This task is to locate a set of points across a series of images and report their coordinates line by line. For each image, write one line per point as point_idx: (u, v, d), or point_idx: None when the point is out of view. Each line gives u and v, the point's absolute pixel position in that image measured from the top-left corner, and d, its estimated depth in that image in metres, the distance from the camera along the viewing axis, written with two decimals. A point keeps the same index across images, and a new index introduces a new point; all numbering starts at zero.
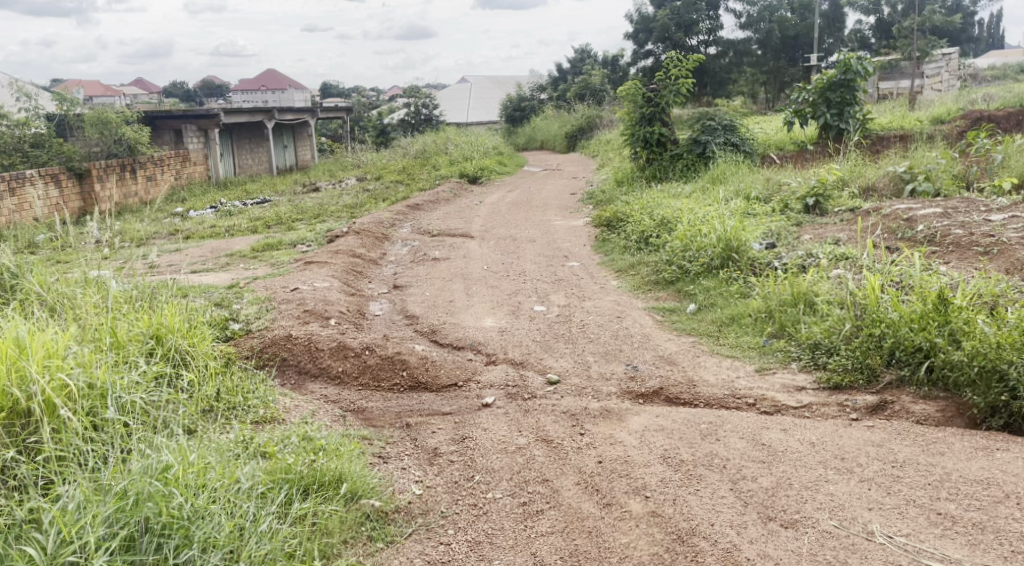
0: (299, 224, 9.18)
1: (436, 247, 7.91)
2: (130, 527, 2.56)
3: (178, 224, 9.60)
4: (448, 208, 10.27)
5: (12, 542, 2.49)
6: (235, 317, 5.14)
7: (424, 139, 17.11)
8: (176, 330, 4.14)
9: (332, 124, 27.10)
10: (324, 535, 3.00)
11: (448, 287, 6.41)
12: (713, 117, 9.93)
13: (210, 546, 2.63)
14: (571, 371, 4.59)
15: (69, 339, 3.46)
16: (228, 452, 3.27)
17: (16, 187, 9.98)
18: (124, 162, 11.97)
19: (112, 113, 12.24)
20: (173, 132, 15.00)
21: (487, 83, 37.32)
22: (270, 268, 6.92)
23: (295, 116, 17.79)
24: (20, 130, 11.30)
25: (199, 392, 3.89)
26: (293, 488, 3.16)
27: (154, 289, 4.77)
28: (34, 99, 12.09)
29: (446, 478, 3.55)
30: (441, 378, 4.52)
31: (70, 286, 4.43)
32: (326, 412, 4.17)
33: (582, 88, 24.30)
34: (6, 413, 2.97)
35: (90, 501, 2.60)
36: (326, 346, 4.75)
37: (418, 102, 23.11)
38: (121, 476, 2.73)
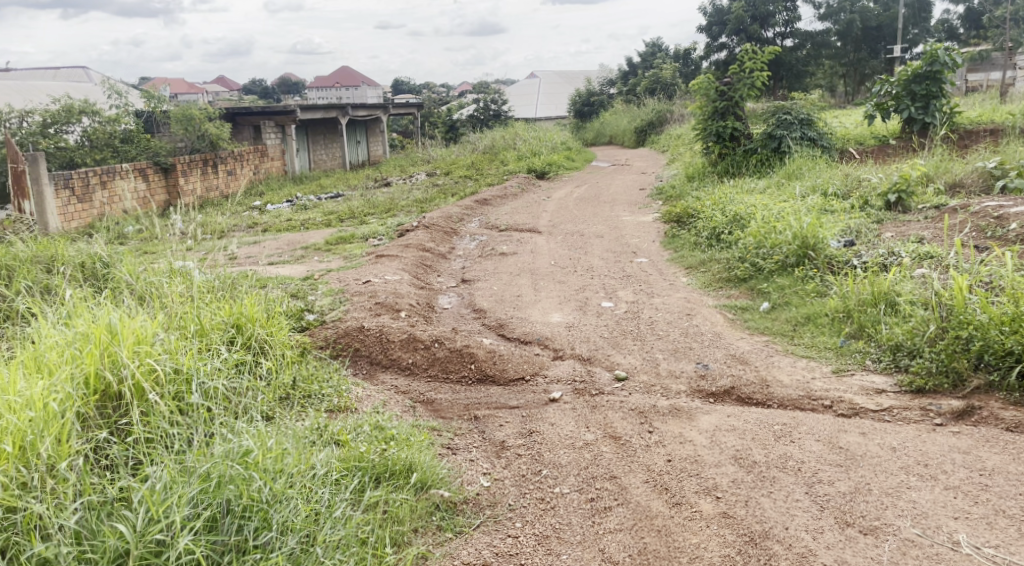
0: (370, 218, 9.37)
1: (504, 242, 7.95)
2: (212, 508, 2.65)
3: (257, 217, 9.94)
4: (516, 202, 10.32)
5: (104, 519, 2.59)
6: (310, 308, 5.29)
7: (493, 134, 17.22)
8: (255, 319, 4.28)
9: (403, 121, 27.60)
10: (394, 523, 3.06)
11: (515, 282, 6.43)
12: (790, 110, 9.66)
13: (288, 529, 2.72)
14: (639, 367, 4.55)
15: (157, 326, 3.63)
16: (304, 439, 3.38)
17: (107, 180, 10.46)
18: (206, 158, 12.40)
19: (196, 110, 12.78)
20: (252, 130, 15.44)
21: (556, 78, 37.39)
22: (343, 261, 7.08)
23: (368, 112, 18.12)
24: (111, 126, 11.76)
25: (277, 379, 4.02)
26: (366, 476, 3.24)
27: (234, 280, 4.96)
28: (124, 97, 12.52)
29: (514, 471, 3.57)
30: (509, 372, 4.55)
31: (157, 276, 4.64)
32: (396, 402, 4.25)
33: (653, 82, 24.03)
34: (98, 396, 3.13)
35: (176, 482, 2.70)
36: (397, 337, 4.83)
37: (487, 98, 23.30)
38: (205, 459, 2.84)
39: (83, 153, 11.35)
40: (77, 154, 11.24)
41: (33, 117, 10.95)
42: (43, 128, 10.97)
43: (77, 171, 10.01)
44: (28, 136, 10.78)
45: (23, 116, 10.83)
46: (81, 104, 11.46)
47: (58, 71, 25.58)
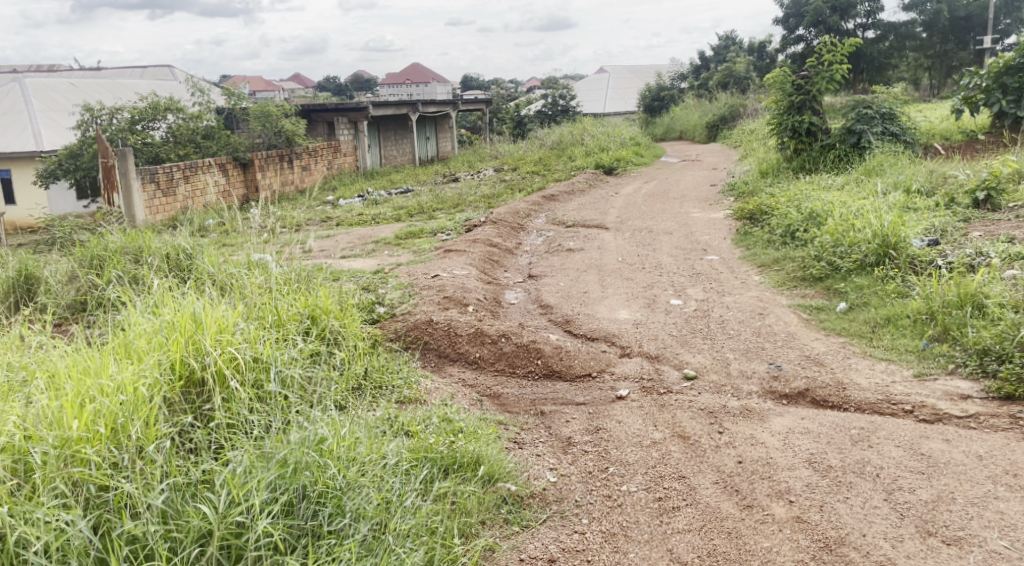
0: (439, 213, 9.47)
1: (572, 238, 7.92)
2: (289, 493, 2.75)
3: (330, 212, 10.17)
4: (584, 198, 10.28)
5: (188, 499, 2.70)
6: (380, 301, 5.39)
7: (561, 129, 17.18)
8: (330, 311, 4.40)
9: (471, 117, 27.80)
10: (462, 515, 3.11)
11: (582, 278, 6.41)
12: (870, 104, 9.34)
13: (360, 515, 2.79)
14: (709, 366, 4.48)
15: (237, 316, 3.78)
16: (376, 428, 3.46)
17: (190, 174, 10.87)
18: (282, 153, 12.77)
19: (273, 107, 13.16)
20: (326, 126, 15.79)
21: (626, 73, 37.05)
22: (412, 255, 7.18)
23: (438, 109, 18.31)
24: (194, 123, 12.09)
25: (349, 369, 4.13)
26: (435, 467, 3.30)
27: (309, 273, 5.10)
28: (207, 94, 12.92)
29: (581, 467, 3.57)
30: (575, 368, 4.55)
31: (236, 267, 4.83)
32: (464, 396, 4.29)
33: (726, 76, 23.56)
34: (183, 381, 3.28)
35: (255, 466, 2.80)
36: (465, 331, 4.88)
37: (556, 94, 23.26)
38: (282, 445, 2.94)
39: (167, 148, 11.68)
40: (162, 150, 11.60)
41: (122, 114, 11.69)
42: (132, 125, 11.53)
43: (162, 166, 10.44)
44: (118, 133, 11.42)
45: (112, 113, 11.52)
46: (167, 101, 11.91)
47: (145, 70, 26.68)
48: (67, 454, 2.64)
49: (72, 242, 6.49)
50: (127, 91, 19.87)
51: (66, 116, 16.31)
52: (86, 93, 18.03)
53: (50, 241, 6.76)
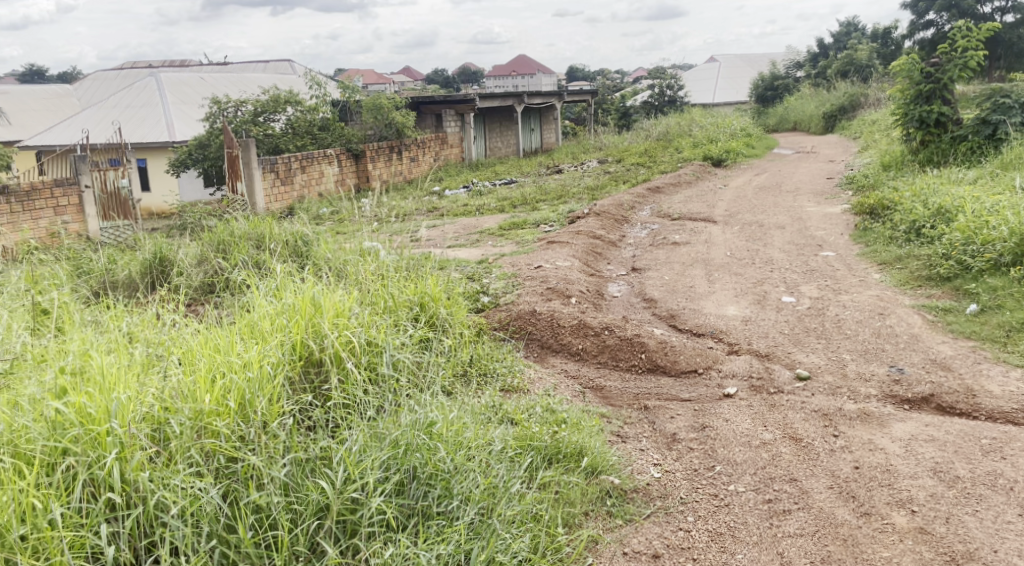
0: (542, 204, 9.50)
1: (677, 231, 7.78)
2: (401, 474, 2.86)
3: (437, 202, 10.40)
4: (691, 190, 10.08)
5: (308, 474, 2.85)
6: (485, 291, 5.48)
7: (668, 120, 16.90)
8: (438, 299, 4.51)
9: (576, 108, 27.73)
10: (566, 505, 3.12)
11: (688, 272, 6.29)
12: (1009, 93, 8.74)
13: (467, 499, 2.86)
14: (823, 367, 4.31)
15: (353, 302, 3.98)
16: (482, 415, 3.53)
17: (306, 164, 11.37)
18: (392, 144, 13.14)
19: (385, 99, 13.55)
20: (434, 118, 16.12)
21: (738, 62, 36.11)
22: (516, 246, 7.23)
23: (543, 100, 18.37)
24: (311, 115, 12.58)
25: (456, 356, 4.22)
26: (539, 456, 3.33)
27: (417, 261, 5.24)
28: (324, 88, 13.44)
29: (686, 465, 3.51)
30: (681, 363, 4.47)
31: (350, 256, 5.04)
32: (566, 387, 4.30)
33: (846, 64, 22.59)
34: (304, 361, 3.48)
35: (369, 446, 2.91)
36: (568, 323, 4.89)
37: (662, 84, 22.82)
38: (394, 427, 3.05)
39: (287, 139, 12.19)
40: (282, 140, 12.14)
41: (246, 106, 12.30)
42: (254, 117, 12.14)
43: (281, 156, 10.95)
44: (242, 124, 12.04)
45: (238, 106, 12.15)
46: (287, 95, 12.45)
47: (267, 64, 27.99)
48: (201, 425, 2.83)
49: (201, 227, 6.92)
50: (249, 85, 20.91)
51: (196, 108, 17.34)
52: (214, 86, 19.09)
53: (182, 226, 7.22)
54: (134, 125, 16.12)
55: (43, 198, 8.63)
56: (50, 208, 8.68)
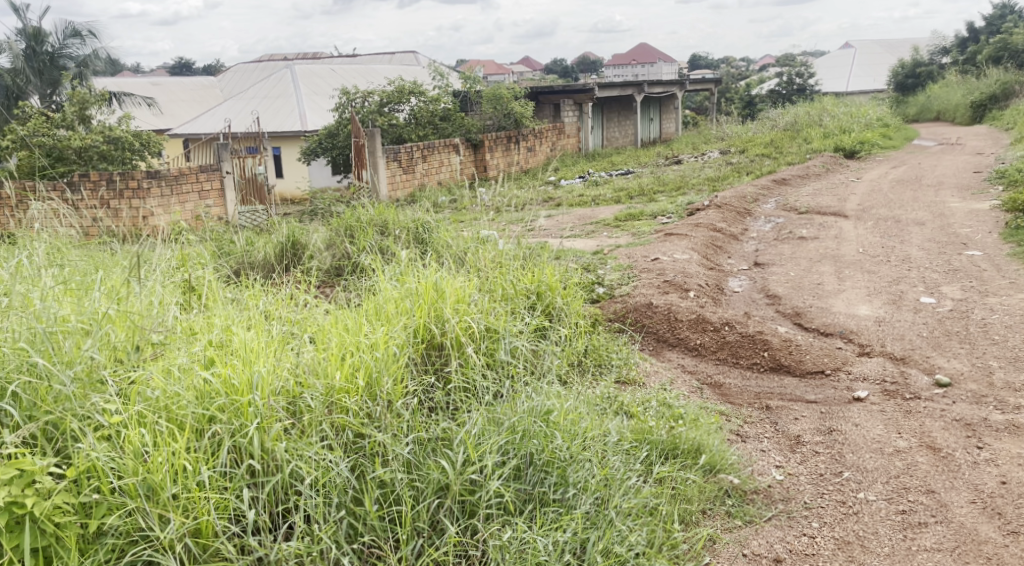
0: (660, 196, 9.33)
1: (804, 225, 7.45)
2: (518, 459, 2.91)
3: (553, 192, 10.41)
4: (819, 183, 9.62)
5: (429, 454, 2.95)
6: (600, 281, 5.44)
7: (796, 109, 16.19)
8: (554, 288, 4.53)
9: (698, 97, 27.06)
10: (683, 501, 3.05)
11: (815, 269, 6.01)
12: None
13: (584, 488, 2.87)
14: (966, 374, 4.02)
15: (472, 289, 4.09)
16: (597, 405, 3.52)
17: (427, 154, 11.66)
18: (510, 134, 13.28)
19: (505, 89, 13.70)
20: (552, 107, 16.13)
21: (875, 48, 34.18)
22: (632, 237, 7.14)
23: (664, 90, 18.02)
24: (433, 105, 12.75)
25: (572, 345, 4.22)
26: (655, 450, 3.29)
27: (533, 250, 5.27)
28: (446, 78, 13.73)
29: (810, 469, 3.37)
30: (806, 363, 4.30)
31: (468, 245, 5.15)
32: (684, 382, 4.20)
33: (1000, 49, 20.92)
34: (426, 344, 3.62)
35: (488, 430, 2.98)
36: (686, 317, 4.79)
37: (792, 71, 21.88)
38: (512, 412, 3.11)
39: (409, 129, 12.54)
40: (405, 130, 12.49)
41: (373, 97, 12.74)
42: (380, 107, 12.55)
43: (404, 146, 11.25)
44: (368, 114, 12.49)
45: (365, 97, 12.66)
46: (411, 85, 12.77)
47: (393, 56, 28.91)
48: (332, 401, 2.99)
49: (330, 212, 7.24)
50: (376, 76, 21.60)
51: (326, 99, 18.12)
52: (343, 77, 19.86)
53: (312, 211, 7.59)
54: (270, 115, 17.03)
55: (190, 183, 9.32)
56: (196, 192, 9.34)
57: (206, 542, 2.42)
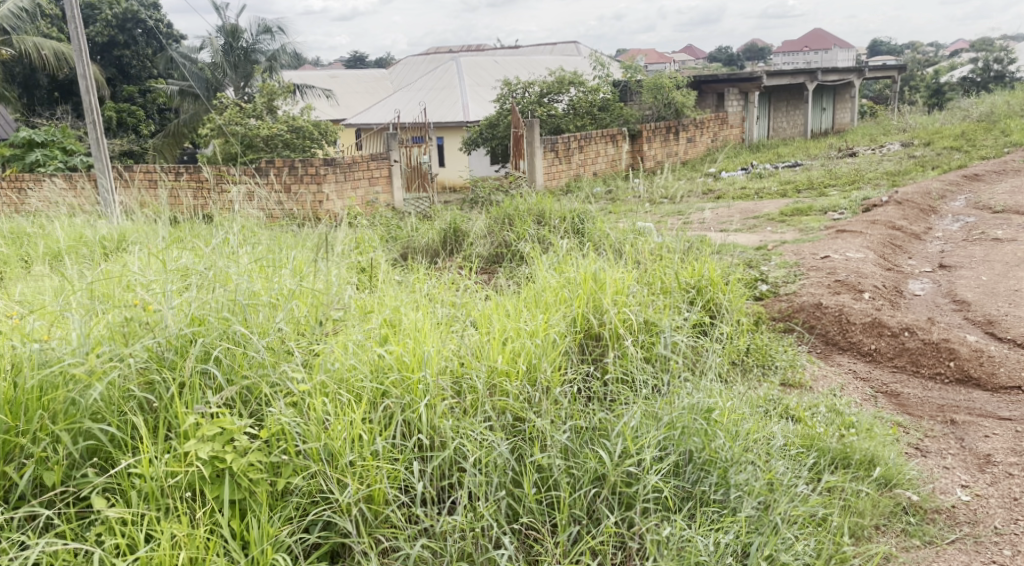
0: (831, 190, 8.81)
1: (999, 225, 6.77)
2: (677, 455, 2.87)
3: (714, 184, 10.09)
4: (1019, 179, 8.70)
5: (586, 443, 2.97)
6: (764, 278, 5.23)
7: (994, 98, 14.70)
8: (716, 283, 4.39)
9: (877, 87, 25.26)
10: (854, 514, 2.88)
11: (1012, 273, 5.45)
12: None
13: (746, 491, 2.77)
14: None
15: (631, 280, 4.08)
16: (760, 407, 3.38)
17: (584, 144, 11.57)
18: (670, 125, 12.92)
19: (666, 79, 13.45)
20: (716, 97, 15.61)
21: None
22: (799, 233, 6.79)
23: (839, 77, 16.97)
24: (592, 96, 12.73)
25: (733, 343, 4.08)
26: (823, 458, 3.13)
27: (694, 244, 5.14)
28: (607, 68, 13.64)
29: (1003, 492, 3.07)
30: (999, 377, 3.92)
31: (626, 237, 5.11)
32: (856, 389, 3.95)
33: None
34: (585, 333, 3.67)
35: (646, 424, 2.96)
36: (860, 320, 4.50)
37: (990, 56, 19.89)
38: (671, 407, 3.07)
39: (568, 119, 12.60)
40: (563, 121, 12.57)
41: (534, 88, 12.93)
42: (540, 98, 12.72)
43: (562, 136, 11.19)
44: (529, 105, 12.66)
45: (526, 87, 12.91)
46: (572, 76, 12.82)
47: (555, 46, 29.12)
48: (494, 383, 3.09)
49: (490, 201, 7.42)
50: (537, 67, 21.79)
51: (488, 90, 18.55)
52: (505, 69, 20.24)
53: (474, 199, 7.81)
54: (435, 105, 17.67)
55: (362, 170, 9.76)
56: (367, 179, 9.80)
57: (378, 508, 2.58)
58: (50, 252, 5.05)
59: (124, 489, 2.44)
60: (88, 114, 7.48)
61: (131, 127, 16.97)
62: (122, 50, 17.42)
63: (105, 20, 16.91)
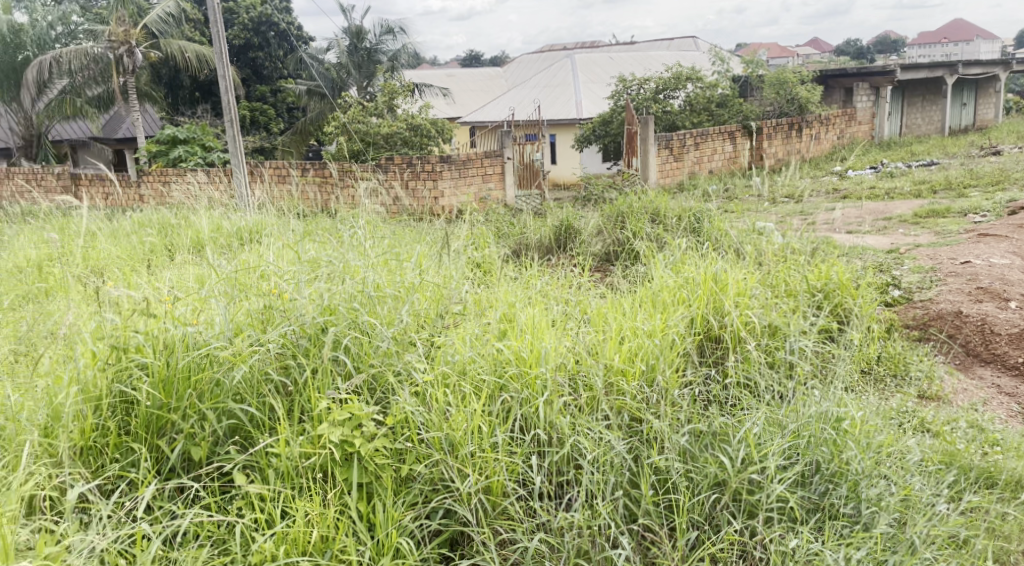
0: (971, 191, 8.23)
1: None
2: (802, 464, 2.76)
3: (838, 182, 9.65)
4: None
5: (706, 447, 2.90)
6: (896, 283, 4.94)
7: None
8: (844, 287, 4.19)
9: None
10: (999, 538, 2.68)
11: None
12: None
13: (879, 506, 2.63)
14: None
15: (754, 281, 3.96)
16: (893, 419, 3.19)
17: (700, 141, 11.29)
18: (792, 121, 12.36)
19: (790, 73, 13.00)
20: (843, 93, 14.98)
21: None
22: (935, 236, 6.38)
23: (982, 70, 15.82)
24: (710, 91, 12.43)
25: (861, 350, 3.88)
26: (964, 476, 2.93)
27: (820, 245, 4.92)
28: (726, 63, 13.25)
29: None
30: None
31: (745, 238, 4.97)
32: (1000, 405, 3.67)
33: None
34: (705, 335, 3.60)
35: (771, 431, 2.86)
36: (1006, 331, 4.17)
37: None
38: (796, 415, 2.95)
39: (684, 116, 12.36)
40: (679, 117, 12.34)
41: (650, 84, 12.78)
42: (656, 94, 12.57)
43: (677, 133, 10.95)
44: (644, 101, 12.51)
45: (642, 83, 12.76)
46: (690, 71, 12.57)
47: (672, 42, 28.56)
48: (611, 382, 3.08)
49: (603, 198, 7.38)
50: (653, 63, 21.45)
51: (603, 87, 18.46)
52: (620, 65, 20.05)
53: (586, 197, 7.79)
54: (548, 102, 17.74)
55: (476, 167, 9.92)
56: (480, 176, 9.95)
57: (495, 500, 2.61)
58: (194, 243, 5.42)
59: (261, 467, 2.59)
60: (226, 112, 7.94)
61: (261, 125, 17.91)
62: (257, 52, 18.48)
63: (242, 23, 17.96)
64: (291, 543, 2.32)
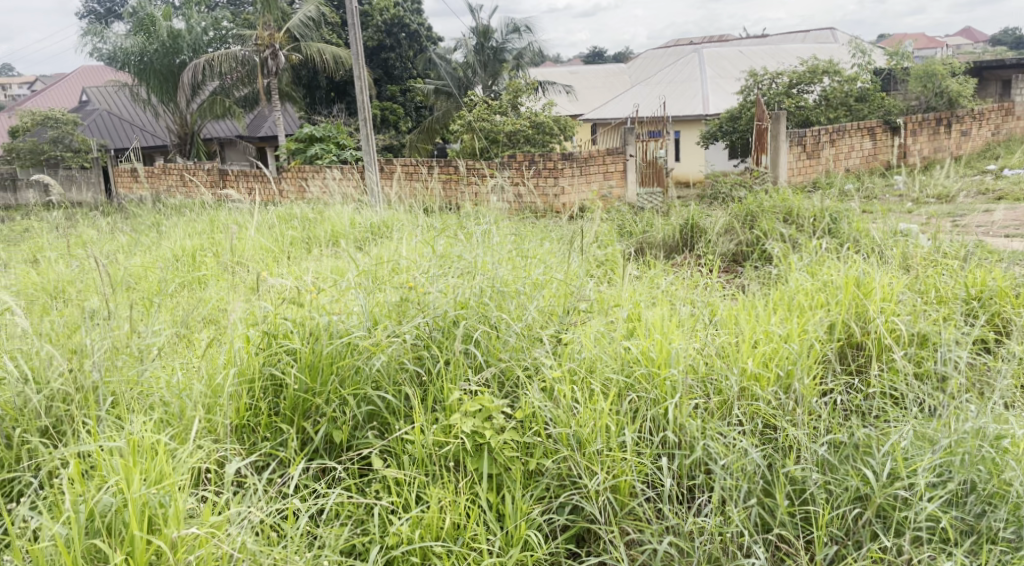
0: None
1: None
2: (955, 483, 2.58)
3: (993, 181, 8.98)
4: None
5: (848, 459, 2.75)
6: None
7: None
8: (1003, 294, 3.87)
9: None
10: None
11: None
12: None
13: None
14: None
15: (901, 286, 3.74)
16: None
17: (836, 138, 10.72)
18: (940, 116, 11.55)
19: (939, 65, 12.20)
20: (1000, 85, 13.93)
21: None
22: None
23: None
24: (849, 85, 11.81)
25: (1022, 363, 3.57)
26: None
27: (974, 249, 4.57)
28: (868, 55, 12.55)
29: None
30: None
31: (890, 241, 4.70)
32: None
33: None
34: (845, 342, 3.43)
35: (921, 445, 2.69)
36: None
37: None
38: (949, 429, 2.76)
39: (819, 111, 11.78)
40: (813, 113, 11.77)
41: (782, 78, 12.27)
42: (789, 89, 12.08)
43: (811, 130, 10.46)
44: (775, 97, 12.07)
45: (774, 78, 12.29)
46: (827, 64, 12.00)
47: (807, 35, 27.32)
48: (745, 386, 3.00)
49: (731, 196, 7.16)
50: (787, 56, 20.59)
51: (730, 82, 17.93)
52: (751, 59, 19.38)
53: (713, 195, 7.59)
54: (674, 98, 17.40)
55: (597, 164, 9.86)
56: (602, 173, 9.90)
57: (624, 499, 2.59)
58: (331, 236, 5.70)
59: (397, 453, 2.69)
60: (360, 113, 8.26)
61: (390, 124, 18.59)
62: (389, 53, 19.17)
63: (375, 26, 18.68)
64: (426, 528, 2.39)
